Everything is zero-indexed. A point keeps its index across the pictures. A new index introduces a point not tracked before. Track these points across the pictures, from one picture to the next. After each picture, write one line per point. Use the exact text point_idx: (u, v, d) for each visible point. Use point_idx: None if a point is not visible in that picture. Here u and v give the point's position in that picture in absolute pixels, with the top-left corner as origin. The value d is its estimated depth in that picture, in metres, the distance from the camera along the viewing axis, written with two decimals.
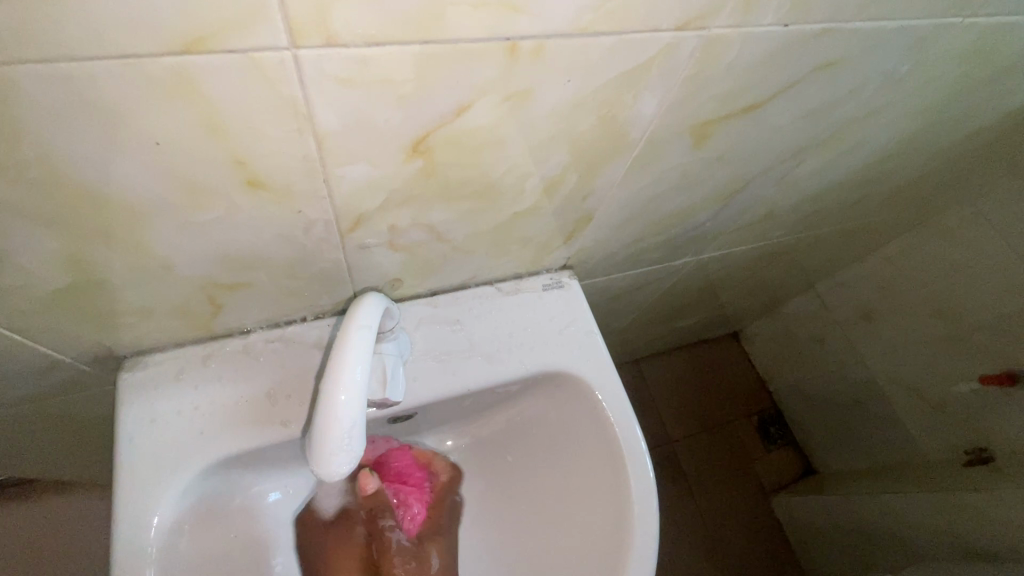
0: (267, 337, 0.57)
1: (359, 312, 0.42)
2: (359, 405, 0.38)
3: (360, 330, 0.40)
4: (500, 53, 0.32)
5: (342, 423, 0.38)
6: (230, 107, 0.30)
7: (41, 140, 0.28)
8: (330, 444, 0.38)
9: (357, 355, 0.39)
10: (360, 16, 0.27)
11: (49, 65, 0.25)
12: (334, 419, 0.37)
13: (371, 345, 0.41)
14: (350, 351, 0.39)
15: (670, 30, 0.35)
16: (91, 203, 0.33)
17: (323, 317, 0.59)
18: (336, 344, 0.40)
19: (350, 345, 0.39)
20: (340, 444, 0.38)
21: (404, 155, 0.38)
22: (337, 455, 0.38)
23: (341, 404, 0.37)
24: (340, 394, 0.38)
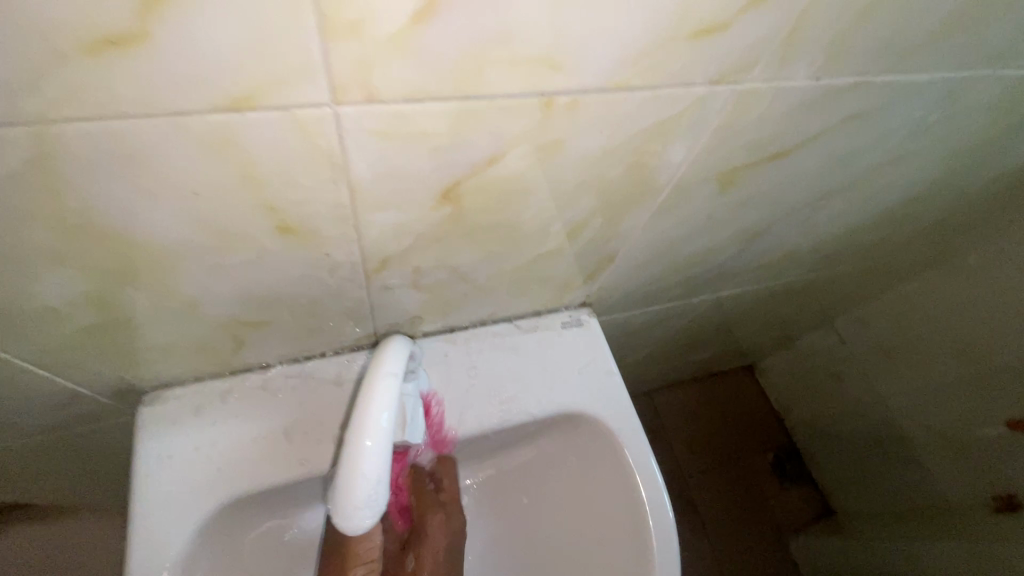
0: (288, 372, 0.57)
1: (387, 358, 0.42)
2: (383, 458, 0.38)
3: (386, 378, 0.40)
4: (535, 107, 0.32)
5: (367, 473, 0.37)
6: (269, 158, 0.30)
7: (83, 190, 0.28)
8: (353, 496, 0.37)
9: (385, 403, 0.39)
10: (402, 76, 0.27)
11: (99, 125, 0.25)
12: (357, 468, 0.37)
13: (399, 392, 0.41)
14: (377, 397, 0.39)
15: (703, 85, 0.35)
16: (126, 248, 0.33)
17: (344, 353, 0.58)
18: (364, 390, 0.39)
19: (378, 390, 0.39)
20: (365, 497, 0.37)
21: (433, 201, 0.38)
22: (360, 508, 0.37)
23: (366, 452, 0.37)
24: (367, 441, 0.37)
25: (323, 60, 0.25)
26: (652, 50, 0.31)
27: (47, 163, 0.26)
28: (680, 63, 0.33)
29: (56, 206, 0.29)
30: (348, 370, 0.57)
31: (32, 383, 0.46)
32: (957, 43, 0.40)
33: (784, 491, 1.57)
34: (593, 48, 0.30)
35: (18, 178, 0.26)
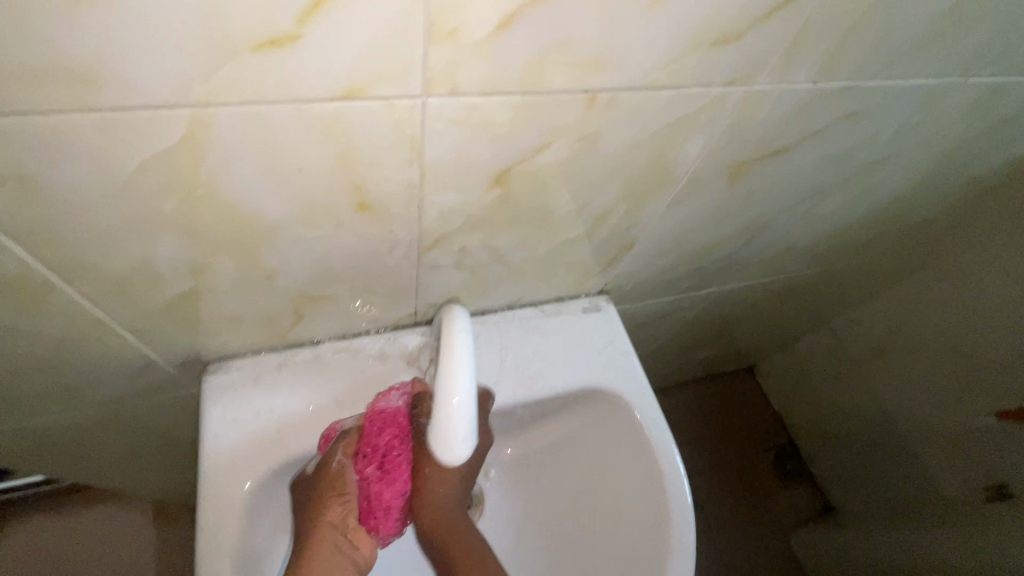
0: (337, 347, 0.62)
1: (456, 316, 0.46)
2: (471, 401, 0.44)
3: (461, 333, 0.45)
4: (580, 102, 0.39)
5: (461, 422, 0.44)
6: (364, 140, 0.36)
7: (213, 164, 0.34)
8: (451, 438, 0.45)
9: (463, 363, 0.44)
10: (480, 74, 0.34)
11: (242, 107, 0.31)
12: (451, 418, 0.44)
13: (471, 345, 0.46)
14: (456, 357, 0.44)
15: (720, 85, 0.42)
16: (232, 218, 0.39)
17: (387, 330, 0.64)
18: (444, 350, 0.45)
19: (456, 344, 0.44)
20: (463, 436, 0.45)
21: (486, 185, 0.44)
22: (459, 446, 0.45)
23: (456, 409, 0.44)
24: (455, 399, 0.44)
25: (422, 59, 0.31)
26: (680, 55, 0.37)
27: (195, 139, 0.32)
28: (702, 66, 0.39)
29: (189, 177, 0.35)
30: (391, 346, 0.63)
31: (116, 349, 0.51)
32: (935, 54, 0.47)
33: (785, 488, 1.62)
34: (633, 52, 0.36)
35: (169, 151, 0.33)
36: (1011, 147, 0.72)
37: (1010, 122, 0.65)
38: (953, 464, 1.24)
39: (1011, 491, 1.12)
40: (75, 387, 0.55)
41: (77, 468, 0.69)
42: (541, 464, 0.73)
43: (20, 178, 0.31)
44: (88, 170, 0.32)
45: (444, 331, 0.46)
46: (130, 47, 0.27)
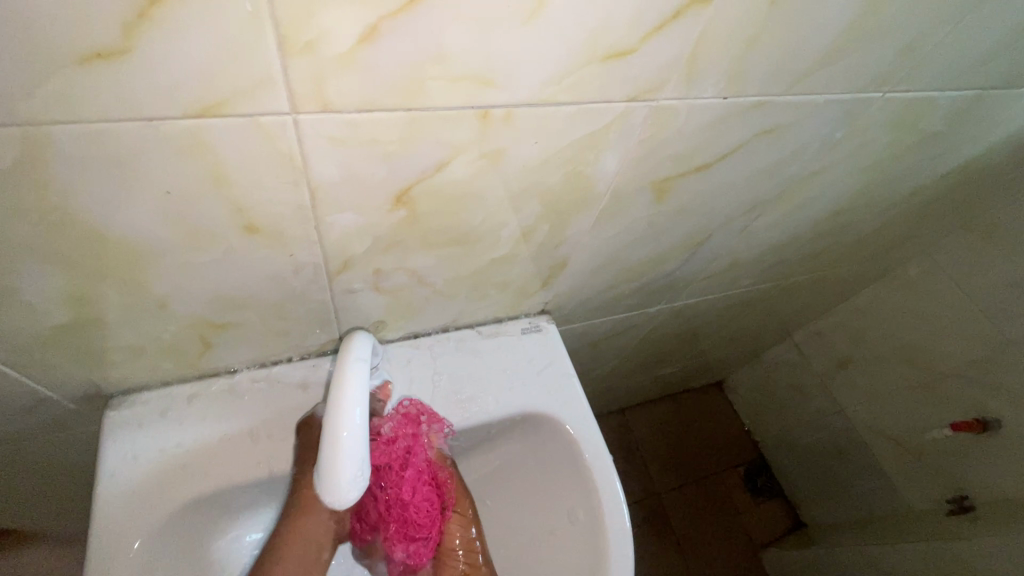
0: (256, 375, 0.59)
1: (353, 348, 0.47)
2: (361, 438, 0.44)
3: (355, 363, 0.46)
4: (473, 119, 0.37)
5: (350, 459, 0.43)
6: (234, 160, 0.34)
7: (63, 186, 0.32)
8: (339, 481, 0.44)
9: (354, 399, 0.44)
10: (352, 90, 0.32)
11: (82, 125, 0.29)
12: (340, 455, 0.43)
13: (366, 376, 0.46)
14: (349, 391, 0.44)
15: (623, 101, 0.40)
16: (100, 244, 0.37)
17: (310, 357, 0.61)
18: (335, 384, 0.45)
19: (350, 373, 0.45)
20: (351, 478, 0.44)
21: (389, 205, 0.42)
22: (347, 488, 0.44)
23: (344, 444, 0.43)
24: (343, 433, 0.43)
25: (281, 71, 0.30)
26: (573, 70, 0.36)
27: (36, 161, 0.30)
28: (599, 81, 0.38)
29: (38, 200, 0.32)
30: (313, 374, 0.60)
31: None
32: (846, 69, 0.46)
33: (757, 505, 1.60)
34: (519, 65, 0.34)
35: (7, 174, 0.30)
36: (941, 161, 0.73)
37: (935, 136, 0.65)
38: (916, 477, 1.23)
39: (973, 504, 1.11)
40: None
41: None
42: (481, 494, 0.70)
43: None
44: None
45: (340, 362, 0.46)
46: None
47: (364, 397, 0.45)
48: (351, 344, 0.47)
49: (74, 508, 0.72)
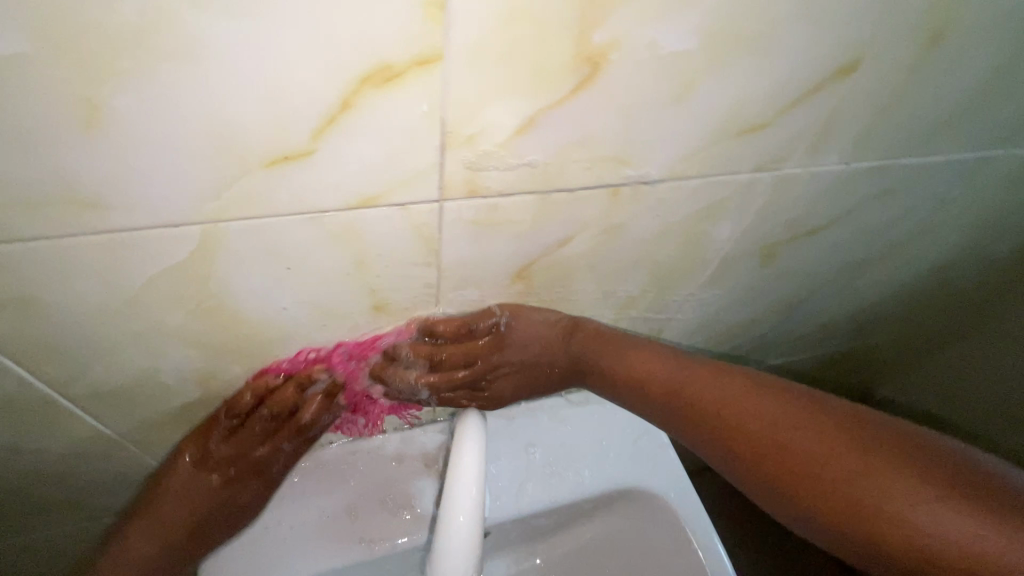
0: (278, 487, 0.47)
1: (464, 429, 0.40)
2: (475, 523, 0.36)
3: (473, 442, 0.39)
4: (605, 196, 0.37)
5: (457, 549, 0.35)
6: (379, 246, 0.35)
7: (223, 278, 0.33)
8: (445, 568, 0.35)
9: (471, 472, 0.37)
10: (496, 176, 0.32)
11: (253, 222, 0.30)
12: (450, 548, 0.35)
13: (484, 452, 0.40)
14: (463, 470, 0.37)
15: (748, 172, 0.40)
16: (239, 328, 0.37)
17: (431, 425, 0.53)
18: (453, 451, 0.39)
19: (465, 457, 0.38)
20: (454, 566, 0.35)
21: (509, 280, 0.42)
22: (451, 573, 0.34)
23: (458, 527, 0.35)
24: (459, 516, 0.35)
25: (437, 169, 0.30)
26: (707, 146, 0.36)
27: (205, 255, 0.31)
28: (730, 153, 0.37)
29: (200, 293, 0.33)
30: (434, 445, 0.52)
31: (116, 458, 0.47)
32: (968, 131, 0.45)
33: None
34: (655, 148, 0.34)
35: (178, 270, 0.31)
36: None
37: None
38: None
39: None
40: (71, 501, 0.50)
41: None
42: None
43: (21, 298, 0.29)
44: (94, 289, 0.30)
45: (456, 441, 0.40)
46: (132, 177, 0.25)
47: (480, 466, 0.38)
48: (464, 420, 0.41)
49: None
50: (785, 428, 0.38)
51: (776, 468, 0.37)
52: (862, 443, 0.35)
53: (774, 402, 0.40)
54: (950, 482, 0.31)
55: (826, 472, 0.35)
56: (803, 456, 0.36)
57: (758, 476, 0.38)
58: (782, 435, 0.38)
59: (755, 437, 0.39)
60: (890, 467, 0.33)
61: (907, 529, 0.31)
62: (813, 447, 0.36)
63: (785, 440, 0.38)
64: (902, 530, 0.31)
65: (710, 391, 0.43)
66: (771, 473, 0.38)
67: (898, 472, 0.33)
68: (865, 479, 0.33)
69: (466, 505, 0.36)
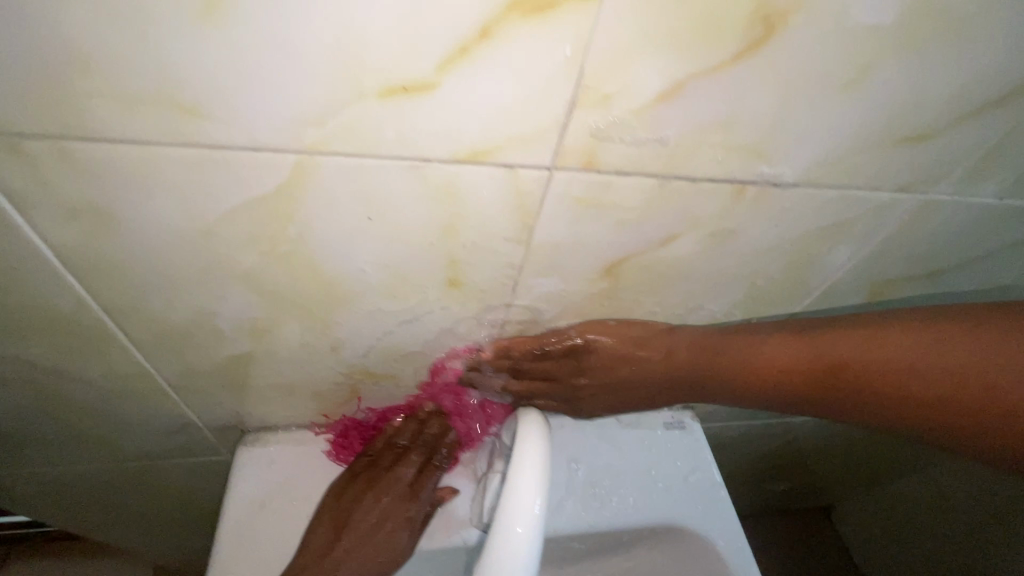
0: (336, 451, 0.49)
1: (525, 429, 0.36)
2: (535, 538, 0.31)
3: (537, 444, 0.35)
4: (728, 194, 0.33)
5: (514, 563, 0.30)
6: (474, 211, 0.31)
7: (306, 221, 0.30)
8: None
9: (533, 478, 0.33)
10: (620, 150, 0.29)
11: (352, 161, 0.27)
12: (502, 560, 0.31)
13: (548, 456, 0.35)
14: (525, 476, 0.33)
15: (890, 190, 0.35)
16: (308, 281, 0.35)
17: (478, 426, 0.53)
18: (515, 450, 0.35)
19: (529, 461, 0.34)
20: None
21: (597, 274, 0.38)
22: None
23: (514, 538, 0.31)
24: (517, 527, 0.31)
25: (560, 130, 0.27)
26: (857, 151, 0.31)
27: (292, 190, 0.28)
28: (878, 164, 0.33)
29: (279, 234, 0.31)
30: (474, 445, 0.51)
31: (152, 402, 0.45)
32: None
33: None
34: (799, 142, 0.30)
35: (262, 203, 0.28)
36: None
37: None
38: None
39: None
40: (100, 439, 0.48)
41: (71, 520, 0.60)
42: None
43: (95, 208, 0.27)
44: (170, 211, 0.28)
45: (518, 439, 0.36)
46: (240, 86, 0.23)
47: (544, 472, 0.33)
48: (523, 420, 0.37)
49: (162, 534, 0.67)
50: (868, 356, 0.38)
51: (876, 401, 0.38)
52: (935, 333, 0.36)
53: (844, 332, 0.40)
54: (1016, 342, 0.34)
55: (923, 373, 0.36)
56: (898, 371, 0.37)
57: (870, 397, 0.38)
58: (873, 367, 0.38)
59: (857, 375, 0.38)
60: (981, 343, 0.35)
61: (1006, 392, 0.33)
62: (904, 360, 0.37)
63: (876, 367, 0.38)
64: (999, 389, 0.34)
65: (780, 351, 0.42)
66: (870, 399, 0.38)
67: (979, 340, 0.35)
68: (951, 360, 0.35)
69: (527, 517, 0.31)
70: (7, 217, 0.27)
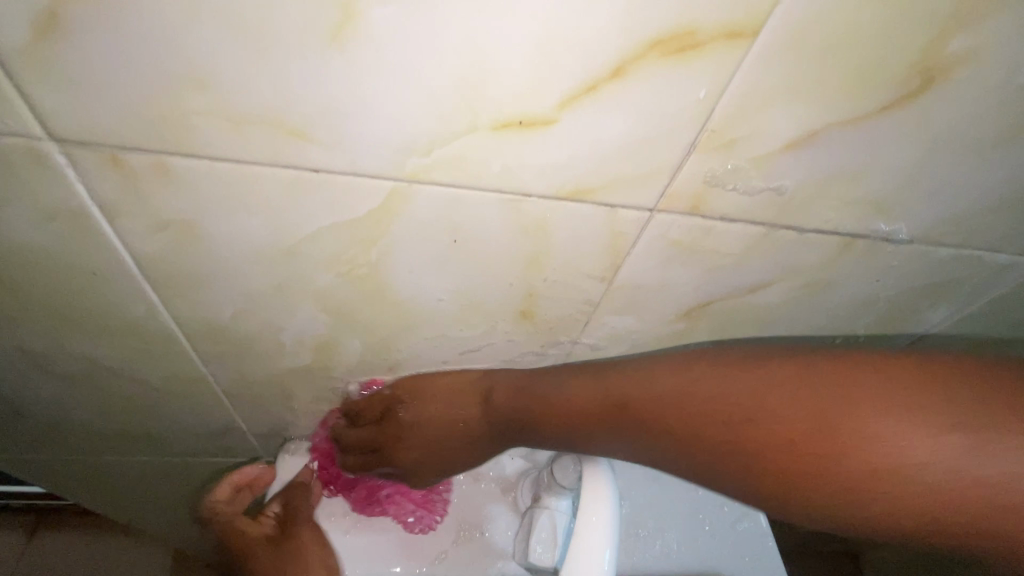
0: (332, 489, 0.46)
1: (598, 481, 0.36)
2: None
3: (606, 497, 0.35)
4: (836, 246, 0.31)
5: None
6: (562, 247, 0.30)
7: (390, 247, 0.29)
8: None
9: (603, 532, 0.33)
10: (732, 197, 0.27)
11: (449, 191, 0.25)
12: None
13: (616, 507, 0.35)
14: (593, 530, 0.33)
15: (1008, 254, 0.33)
16: (381, 304, 0.33)
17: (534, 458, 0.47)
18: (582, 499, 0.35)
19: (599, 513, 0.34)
20: None
21: (676, 317, 0.36)
22: None
23: None
24: None
25: (673, 174, 0.25)
26: (984, 212, 0.29)
27: (382, 216, 0.27)
28: (1003, 226, 0.30)
29: (360, 257, 0.29)
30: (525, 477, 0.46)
31: (204, 406, 0.44)
32: None
33: None
34: (925, 200, 0.28)
35: (350, 226, 0.27)
36: None
37: None
38: None
39: None
40: (146, 435, 0.48)
41: (107, 504, 0.60)
42: None
43: (184, 220, 0.26)
44: (254, 229, 0.27)
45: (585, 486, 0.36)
46: (351, 112, 0.21)
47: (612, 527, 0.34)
48: (595, 471, 0.37)
49: (191, 525, 0.67)
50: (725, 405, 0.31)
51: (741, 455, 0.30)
52: (901, 402, 0.26)
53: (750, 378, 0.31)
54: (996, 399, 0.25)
55: (890, 469, 0.26)
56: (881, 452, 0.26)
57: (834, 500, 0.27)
58: (763, 425, 0.30)
59: (850, 455, 0.27)
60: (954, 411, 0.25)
61: (1020, 490, 0.23)
62: (854, 431, 0.27)
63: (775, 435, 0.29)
64: (1014, 494, 0.23)
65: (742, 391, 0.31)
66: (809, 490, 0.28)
67: (945, 430, 0.25)
68: (883, 429, 0.26)
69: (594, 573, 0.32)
70: (97, 226, 0.26)
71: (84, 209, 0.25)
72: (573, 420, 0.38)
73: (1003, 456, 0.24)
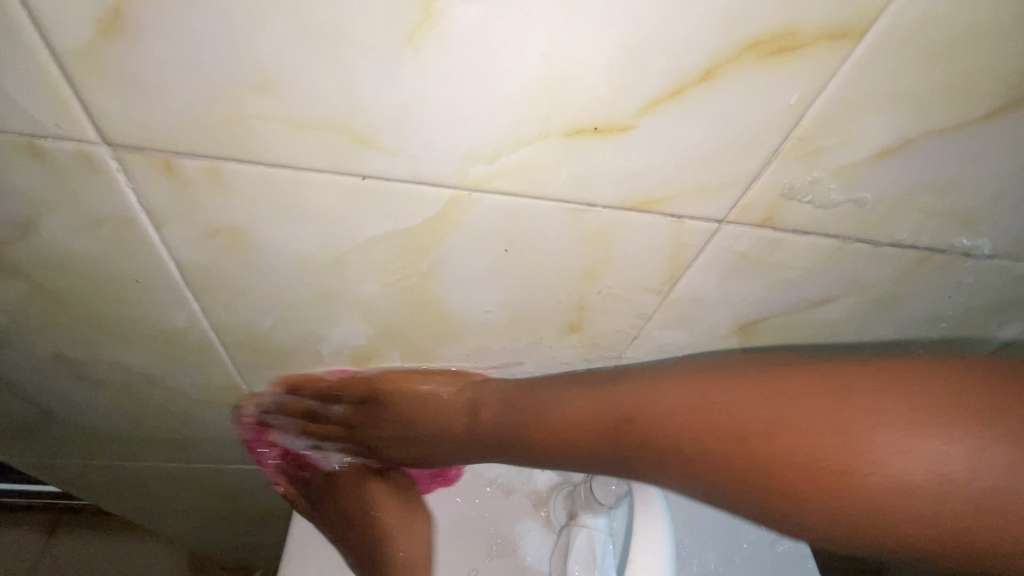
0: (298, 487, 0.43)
1: (652, 502, 0.34)
2: None
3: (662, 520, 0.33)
4: (911, 260, 0.29)
5: None
6: (620, 258, 0.28)
7: (442, 257, 0.28)
8: None
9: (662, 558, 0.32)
10: (809, 208, 0.25)
11: (511, 200, 0.24)
12: None
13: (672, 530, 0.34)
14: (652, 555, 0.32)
15: None
16: (426, 315, 0.32)
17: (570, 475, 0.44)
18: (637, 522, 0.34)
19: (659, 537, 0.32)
20: None
21: (731, 332, 0.35)
22: None
23: None
24: None
25: (751, 184, 0.24)
26: None
27: (437, 225, 0.25)
28: None
29: (410, 267, 0.28)
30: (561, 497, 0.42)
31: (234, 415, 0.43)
32: None
33: None
34: (1013, 214, 0.26)
35: (403, 235, 0.26)
36: None
37: None
38: None
39: None
40: (173, 442, 0.47)
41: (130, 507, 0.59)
42: None
43: (232, 226, 0.25)
44: (303, 237, 0.26)
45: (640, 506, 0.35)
46: (418, 116, 0.20)
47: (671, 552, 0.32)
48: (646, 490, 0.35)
49: (211, 529, 0.66)
50: (778, 423, 0.25)
51: (808, 480, 0.24)
52: (901, 416, 0.23)
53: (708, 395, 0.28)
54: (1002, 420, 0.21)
55: (891, 499, 0.22)
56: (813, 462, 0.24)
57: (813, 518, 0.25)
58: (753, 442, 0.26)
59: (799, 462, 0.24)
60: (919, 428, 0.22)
61: (1004, 509, 0.20)
62: (819, 455, 0.24)
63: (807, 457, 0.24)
64: (1001, 512, 0.20)
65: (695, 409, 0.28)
66: (769, 494, 0.25)
67: (952, 444, 0.21)
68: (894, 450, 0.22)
69: None
70: (142, 231, 0.25)
71: (131, 214, 0.24)
72: (580, 435, 0.33)
73: (951, 466, 0.21)
